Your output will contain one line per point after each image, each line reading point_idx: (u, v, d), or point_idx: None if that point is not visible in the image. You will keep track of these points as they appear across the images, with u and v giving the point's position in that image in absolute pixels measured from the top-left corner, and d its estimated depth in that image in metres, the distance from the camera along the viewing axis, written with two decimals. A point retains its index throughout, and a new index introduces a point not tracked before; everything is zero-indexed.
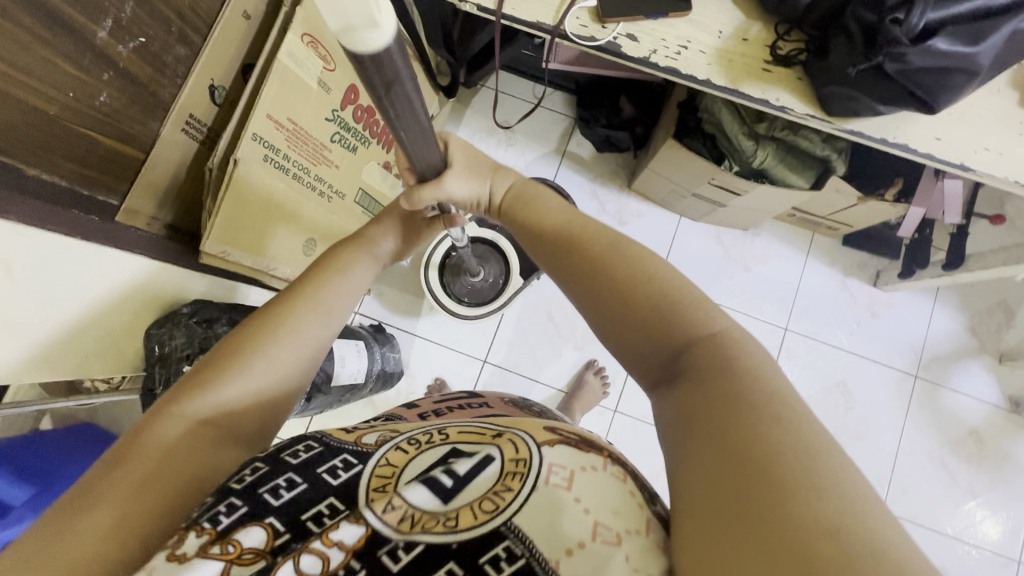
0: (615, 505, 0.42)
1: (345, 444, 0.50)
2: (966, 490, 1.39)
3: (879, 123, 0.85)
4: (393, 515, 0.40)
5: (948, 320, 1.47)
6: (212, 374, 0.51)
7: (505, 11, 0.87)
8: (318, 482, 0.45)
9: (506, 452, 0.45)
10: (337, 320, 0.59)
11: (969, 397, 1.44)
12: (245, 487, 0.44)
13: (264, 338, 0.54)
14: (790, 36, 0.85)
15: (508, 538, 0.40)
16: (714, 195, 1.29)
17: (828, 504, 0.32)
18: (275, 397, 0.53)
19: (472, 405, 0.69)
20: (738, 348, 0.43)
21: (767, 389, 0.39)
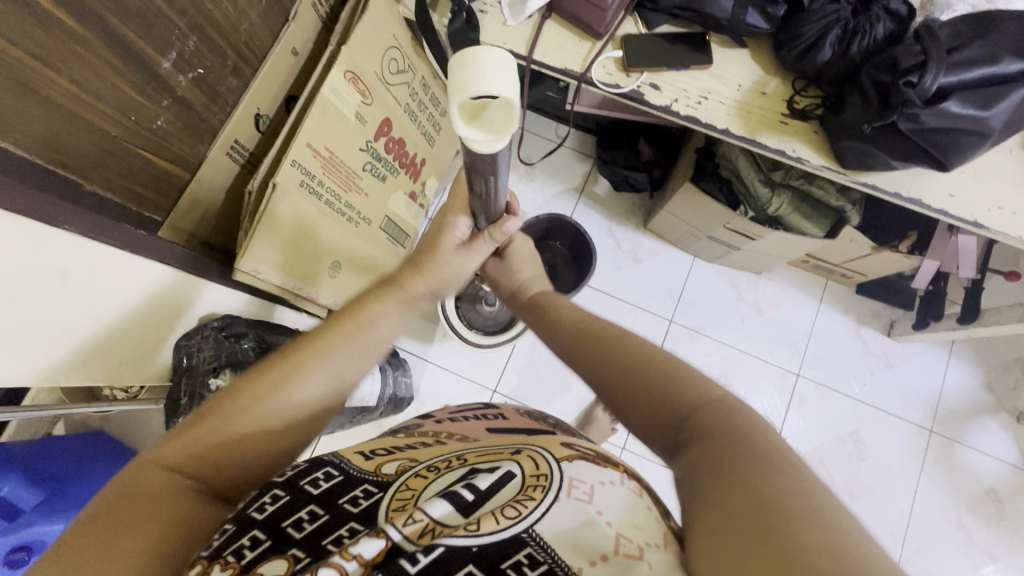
0: (635, 521, 0.44)
1: (367, 473, 0.51)
2: (984, 553, 1.35)
3: (893, 178, 0.87)
4: (414, 527, 0.40)
5: (963, 375, 1.46)
6: (203, 423, 0.48)
7: (535, 56, 0.92)
8: (339, 511, 0.45)
9: (526, 467, 0.47)
10: (338, 352, 0.55)
11: (985, 455, 1.41)
12: (268, 521, 0.44)
13: (265, 382, 0.51)
14: (806, 93, 0.90)
15: (529, 545, 0.40)
16: (731, 239, 1.31)
17: (826, 535, 0.34)
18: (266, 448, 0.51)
19: (488, 416, 0.72)
20: (734, 408, 0.45)
21: (764, 436, 0.42)
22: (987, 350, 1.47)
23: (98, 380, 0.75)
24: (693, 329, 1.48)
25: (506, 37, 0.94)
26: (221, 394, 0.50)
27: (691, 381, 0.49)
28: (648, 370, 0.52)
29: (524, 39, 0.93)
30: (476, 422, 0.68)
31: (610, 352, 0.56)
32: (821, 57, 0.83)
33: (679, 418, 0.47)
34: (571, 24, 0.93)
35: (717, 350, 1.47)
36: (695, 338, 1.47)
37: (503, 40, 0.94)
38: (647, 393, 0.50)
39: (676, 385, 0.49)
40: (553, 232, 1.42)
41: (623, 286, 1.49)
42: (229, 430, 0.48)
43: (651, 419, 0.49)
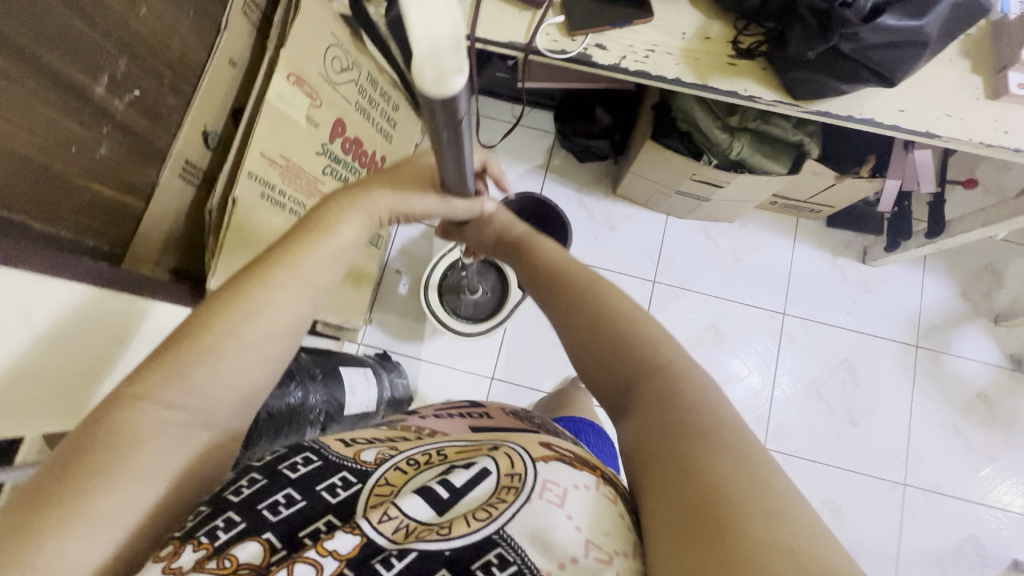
0: (604, 526, 0.44)
1: (343, 458, 0.51)
2: (983, 453, 1.41)
3: (844, 102, 0.89)
4: (388, 524, 0.43)
5: (939, 288, 1.50)
6: (167, 366, 0.44)
7: (478, 34, 0.92)
8: (316, 501, 0.46)
9: (501, 464, 0.48)
10: (318, 289, 0.53)
11: (971, 361, 1.46)
12: (243, 502, 0.46)
13: (237, 320, 0.47)
14: (749, 31, 0.91)
15: (500, 546, 0.43)
16: (699, 192, 1.33)
17: (779, 532, 0.36)
18: (250, 387, 0.48)
19: (473, 414, 0.72)
20: (683, 378, 0.49)
21: (717, 414, 0.45)
22: (958, 260, 1.52)
23: (62, 423, 0.62)
24: (676, 286, 1.50)
25: None
26: (189, 333, 0.46)
27: (650, 351, 0.51)
28: (614, 334, 0.54)
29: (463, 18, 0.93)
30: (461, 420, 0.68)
31: (580, 303, 0.57)
32: None
33: (641, 386, 0.50)
34: None
35: (704, 302, 1.49)
36: (680, 294, 1.49)
37: None
38: (612, 356, 0.53)
39: (637, 351, 0.52)
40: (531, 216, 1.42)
41: (601, 254, 1.50)
42: (209, 371, 0.45)
43: (610, 383, 0.53)
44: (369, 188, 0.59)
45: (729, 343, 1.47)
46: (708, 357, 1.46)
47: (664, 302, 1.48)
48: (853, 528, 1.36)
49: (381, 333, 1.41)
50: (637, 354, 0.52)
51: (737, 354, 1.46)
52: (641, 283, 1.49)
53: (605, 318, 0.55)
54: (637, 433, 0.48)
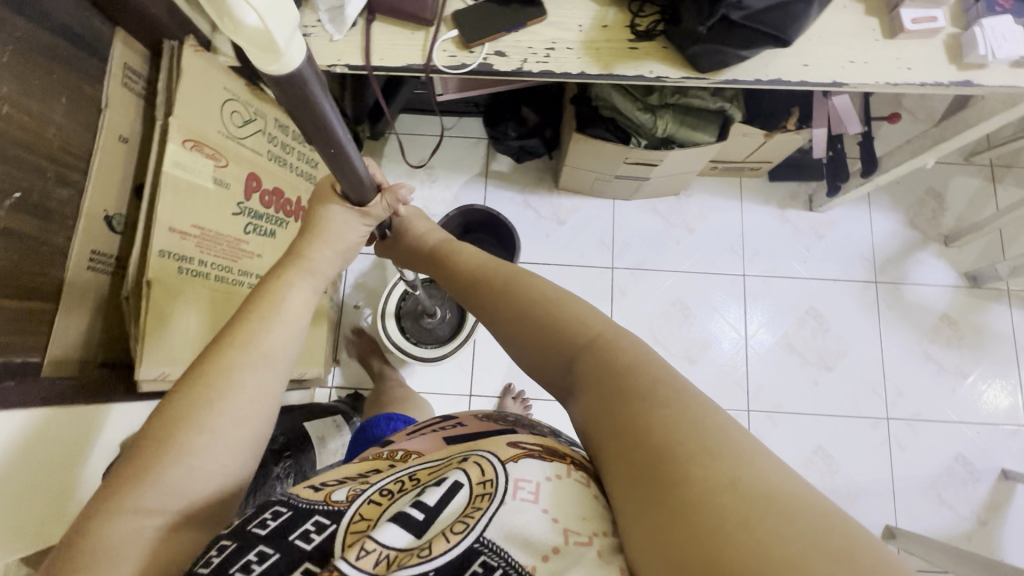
0: (581, 511, 0.43)
1: (314, 502, 0.46)
2: (957, 373, 1.44)
3: (750, 66, 0.89)
4: (368, 558, 0.39)
5: (887, 221, 1.53)
6: (142, 470, 0.44)
7: (374, 63, 0.90)
8: (291, 549, 0.42)
9: (473, 473, 0.45)
10: (281, 362, 0.53)
11: (929, 286, 1.49)
12: (211, 571, 0.41)
13: (206, 408, 0.47)
14: (644, 12, 0.90)
15: (483, 553, 0.40)
16: (636, 173, 1.33)
17: (723, 466, 0.35)
18: (233, 475, 0.48)
19: (446, 426, 0.65)
20: (609, 342, 0.47)
21: (647, 368, 0.44)
22: (901, 190, 1.54)
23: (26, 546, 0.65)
24: (635, 269, 1.50)
25: (338, 53, 0.90)
26: (157, 429, 0.46)
27: (570, 323, 0.50)
28: (533, 315, 0.52)
29: (357, 49, 0.90)
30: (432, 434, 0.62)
31: (503, 298, 0.56)
32: None
33: (572, 362, 0.49)
34: (397, 19, 0.90)
35: (666, 279, 1.49)
36: (640, 276, 1.49)
37: (336, 57, 0.90)
38: (539, 341, 0.51)
39: (559, 328, 0.50)
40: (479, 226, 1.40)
41: (556, 251, 1.49)
42: (183, 468, 0.45)
43: (544, 366, 0.52)
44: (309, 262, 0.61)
45: (697, 315, 1.47)
46: (679, 332, 1.47)
47: (625, 286, 1.48)
48: (847, 471, 1.39)
49: (350, 373, 1.39)
50: (565, 327, 0.50)
51: (706, 323, 1.47)
52: (600, 272, 1.49)
53: (524, 307, 0.53)
54: (582, 407, 0.46)
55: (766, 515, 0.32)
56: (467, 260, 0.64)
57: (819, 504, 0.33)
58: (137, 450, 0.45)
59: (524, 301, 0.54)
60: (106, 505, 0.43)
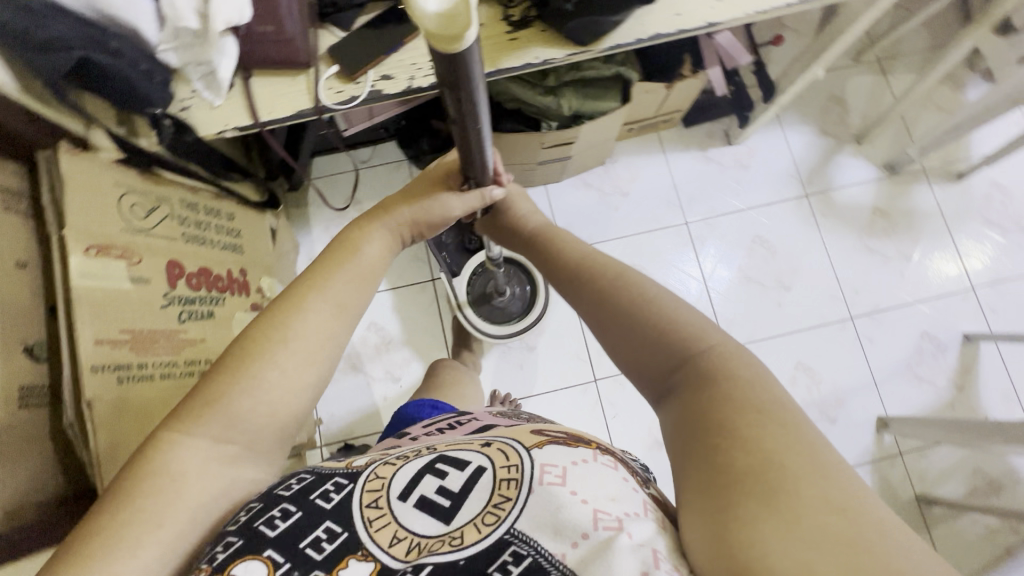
0: (611, 493, 0.48)
1: (335, 470, 0.57)
2: (900, 258, 1.52)
3: (628, 28, 0.91)
4: (399, 545, 0.49)
5: (802, 135, 1.59)
6: (215, 397, 0.54)
7: (263, 118, 0.88)
8: (312, 509, 0.52)
9: (496, 460, 0.52)
10: (351, 312, 0.62)
11: (855, 185, 1.57)
12: (241, 526, 0.50)
13: (269, 351, 0.56)
14: (515, 3, 0.92)
15: (512, 543, 0.46)
16: (557, 155, 1.35)
17: (828, 493, 0.39)
18: (286, 419, 0.57)
19: (461, 421, 0.73)
20: (722, 352, 0.52)
21: (756, 385, 0.48)
22: (806, 103, 1.61)
23: None
24: None
25: (225, 118, 0.88)
26: (235, 359, 0.56)
27: (684, 330, 0.54)
28: (650, 311, 0.56)
29: (242, 110, 0.88)
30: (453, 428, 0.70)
31: (609, 291, 0.60)
32: None
33: (675, 363, 0.53)
34: (274, 69, 0.88)
35: (615, 247, 1.52)
36: None
37: (223, 122, 0.88)
38: (647, 333, 0.56)
39: (672, 330, 0.54)
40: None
41: None
42: (250, 399, 0.54)
43: (642, 358, 0.56)
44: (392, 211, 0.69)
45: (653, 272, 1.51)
46: None
47: None
48: (828, 378, 1.45)
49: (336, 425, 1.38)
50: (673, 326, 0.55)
51: (664, 277, 1.50)
52: None
53: (642, 302, 0.57)
54: (676, 407, 0.50)
55: (870, 556, 0.36)
56: (572, 250, 0.69)
57: (914, 554, 0.37)
58: (217, 374, 0.55)
59: (640, 299, 0.58)
60: (186, 421, 0.53)
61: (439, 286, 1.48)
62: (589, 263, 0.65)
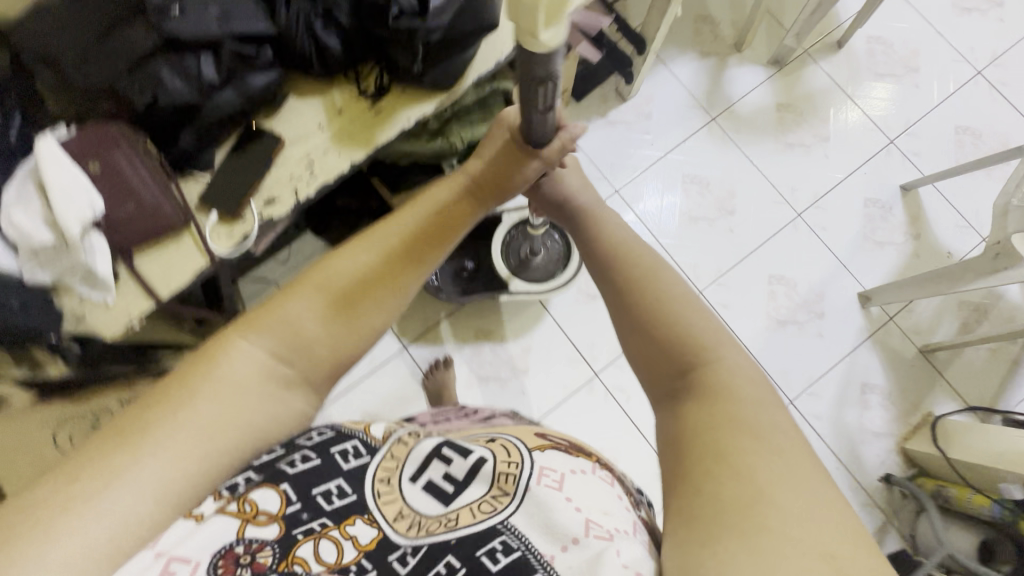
0: (603, 509, 0.48)
1: (357, 431, 0.55)
2: (818, 142, 1.56)
3: (484, 54, 0.88)
4: (402, 522, 0.47)
5: (686, 64, 1.60)
6: (278, 310, 0.55)
7: (165, 294, 0.82)
8: (332, 461, 0.50)
9: (498, 454, 0.53)
10: (415, 230, 0.63)
11: (753, 91, 1.59)
12: (264, 463, 0.49)
13: (335, 273, 0.57)
14: (364, 75, 0.88)
15: (503, 533, 0.45)
16: None
17: (819, 535, 0.39)
18: (343, 348, 0.56)
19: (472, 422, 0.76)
20: (728, 367, 0.51)
21: (761, 411, 0.47)
22: (678, 34, 1.62)
23: None
24: None
25: (124, 310, 0.81)
26: (309, 274, 0.58)
27: (699, 339, 0.53)
28: (673, 315, 0.55)
29: (138, 292, 0.82)
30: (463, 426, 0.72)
31: (628, 284, 0.59)
32: (334, 50, 0.82)
33: (683, 370, 0.52)
34: (152, 240, 0.82)
35: None
36: None
37: (127, 315, 0.81)
38: (663, 336, 0.54)
39: (693, 336, 0.53)
40: (453, 237, 1.42)
41: None
42: (311, 315, 0.55)
43: (653, 359, 0.55)
44: (457, 163, 0.71)
45: None
46: None
47: None
48: (801, 280, 1.49)
49: None
50: (699, 336, 0.54)
51: None
52: None
53: (659, 302, 0.56)
54: (676, 416, 0.50)
55: None
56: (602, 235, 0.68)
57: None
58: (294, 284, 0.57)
59: (661, 301, 0.56)
60: (248, 325, 0.53)
61: (413, 351, 1.44)
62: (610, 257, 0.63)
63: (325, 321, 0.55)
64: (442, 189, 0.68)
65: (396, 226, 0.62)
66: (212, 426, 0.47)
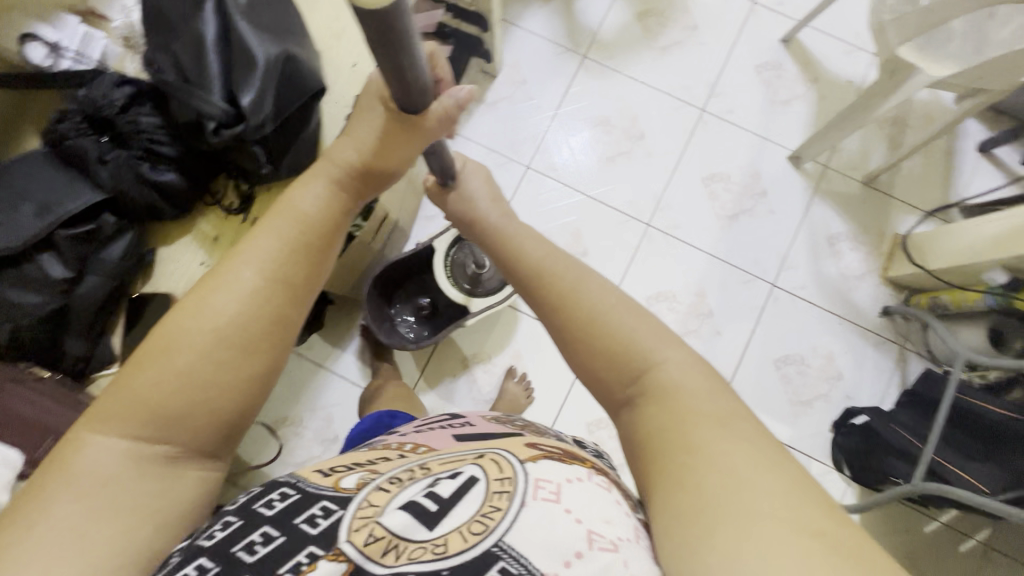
0: (605, 516, 0.48)
1: (324, 488, 0.50)
2: (689, 34, 1.54)
3: (329, 114, 0.81)
4: (375, 547, 0.44)
5: (535, 15, 1.55)
6: (180, 319, 0.53)
7: None
8: (297, 533, 0.46)
9: (489, 471, 0.50)
10: (301, 218, 0.60)
11: (607, 12, 1.55)
12: (217, 543, 0.46)
13: (232, 276, 0.55)
14: (222, 193, 0.82)
15: (501, 557, 0.43)
16: (388, 232, 1.28)
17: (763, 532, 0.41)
18: (241, 367, 0.53)
19: (455, 426, 0.71)
20: (662, 369, 0.54)
21: (702, 402, 0.50)
22: None
23: None
24: None
25: None
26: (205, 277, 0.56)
27: (629, 349, 0.56)
28: (598, 329, 0.57)
29: None
30: (443, 432, 0.66)
31: (559, 299, 0.61)
32: (176, 186, 0.75)
33: (633, 372, 0.55)
34: None
35: None
36: None
37: None
38: (602, 353, 0.57)
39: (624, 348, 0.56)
40: (394, 287, 1.37)
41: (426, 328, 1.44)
42: (210, 328, 0.52)
43: (594, 367, 0.58)
44: (333, 155, 0.65)
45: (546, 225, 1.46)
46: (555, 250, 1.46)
47: None
48: (732, 169, 1.49)
49: None
50: (613, 325, 0.57)
51: (557, 221, 1.47)
52: None
53: (588, 315, 0.58)
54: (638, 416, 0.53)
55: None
56: (530, 252, 0.66)
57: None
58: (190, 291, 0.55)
59: (591, 319, 0.58)
60: (153, 340, 0.53)
61: None
62: (548, 265, 0.64)
63: (222, 325, 0.53)
64: (303, 187, 0.63)
65: (283, 222, 0.59)
66: (102, 503, 0.46)
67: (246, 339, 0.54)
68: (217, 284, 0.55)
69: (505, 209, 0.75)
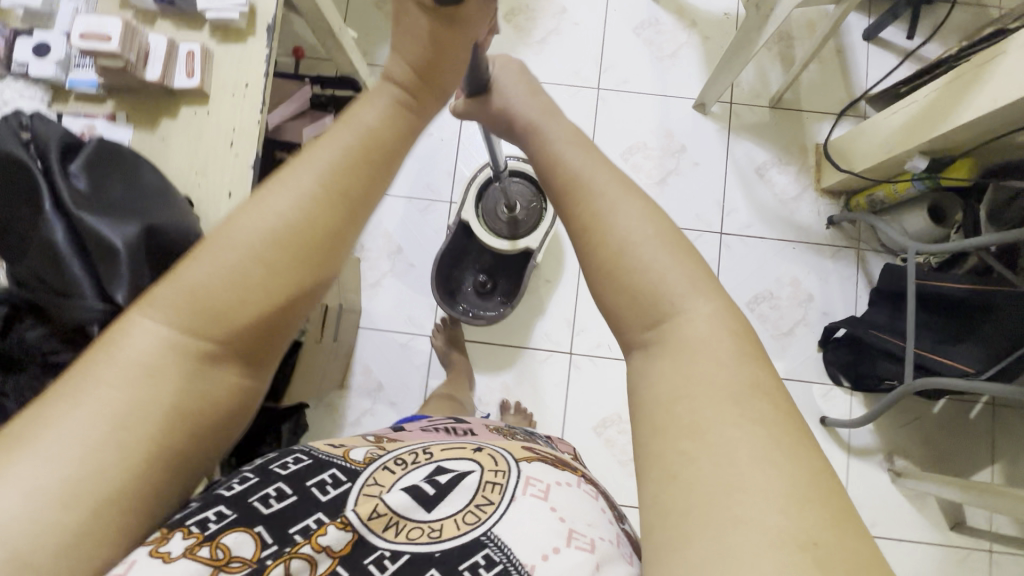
0: (586, 517, 0.47)
1: (334, 457, 0.51)
2: (560, 22, 1.52)
3: None
4: (378, 522, 0.44)
5: None
6: (247, 206, 0.47)
7: None
8: (308, 496, 0.46)
9: (484, 463, 0.50)
10: (366, 125, 0.53)
11: None
12: (235, 496, 0.45)
13: (305, 169, 0.49)
14: None
15: (488, 546, 0.43)
16: (334, 323, 1.21)
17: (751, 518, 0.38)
18: (286, 288, 0.46)
19: (456, 430, 0.71)
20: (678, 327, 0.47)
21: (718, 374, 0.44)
22: (376, 33, 1.51)
23: None
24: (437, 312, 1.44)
25: None
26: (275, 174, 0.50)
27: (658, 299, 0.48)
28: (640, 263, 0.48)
29: None
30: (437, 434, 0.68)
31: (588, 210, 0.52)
32: None
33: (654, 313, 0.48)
34: None
35: None
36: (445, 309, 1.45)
37: None
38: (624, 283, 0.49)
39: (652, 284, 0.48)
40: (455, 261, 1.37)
41: (408, 392, 1.42)
42: (266, 230, 0.46)
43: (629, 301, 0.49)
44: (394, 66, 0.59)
45: None
46: None
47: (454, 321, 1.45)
48: (644, 135, 1.49)
49: None
50: (639, 257, 0.48)
51: None
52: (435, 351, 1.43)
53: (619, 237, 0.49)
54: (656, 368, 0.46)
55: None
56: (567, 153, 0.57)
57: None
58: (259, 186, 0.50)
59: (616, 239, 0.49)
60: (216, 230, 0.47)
61: None
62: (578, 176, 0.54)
63: (276, 227, 0.46)
64: (370, 102, 0.56)
65: (349, 134, 0.52)
66: (113, 419, 0.40)
67: (293, 255, 0.46)
68: (276, 186, 0.48)
69: (544, 105, 0.68)
